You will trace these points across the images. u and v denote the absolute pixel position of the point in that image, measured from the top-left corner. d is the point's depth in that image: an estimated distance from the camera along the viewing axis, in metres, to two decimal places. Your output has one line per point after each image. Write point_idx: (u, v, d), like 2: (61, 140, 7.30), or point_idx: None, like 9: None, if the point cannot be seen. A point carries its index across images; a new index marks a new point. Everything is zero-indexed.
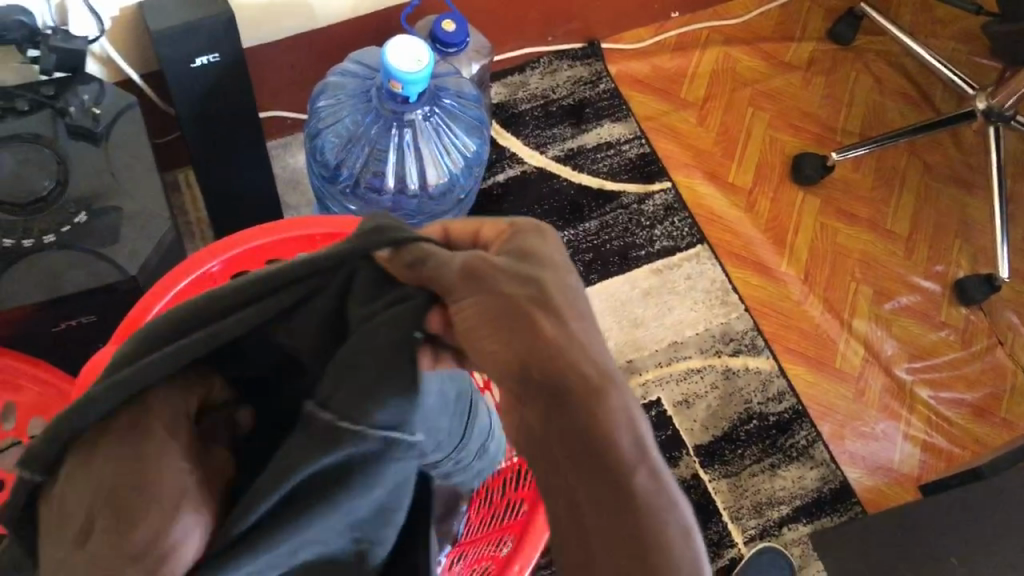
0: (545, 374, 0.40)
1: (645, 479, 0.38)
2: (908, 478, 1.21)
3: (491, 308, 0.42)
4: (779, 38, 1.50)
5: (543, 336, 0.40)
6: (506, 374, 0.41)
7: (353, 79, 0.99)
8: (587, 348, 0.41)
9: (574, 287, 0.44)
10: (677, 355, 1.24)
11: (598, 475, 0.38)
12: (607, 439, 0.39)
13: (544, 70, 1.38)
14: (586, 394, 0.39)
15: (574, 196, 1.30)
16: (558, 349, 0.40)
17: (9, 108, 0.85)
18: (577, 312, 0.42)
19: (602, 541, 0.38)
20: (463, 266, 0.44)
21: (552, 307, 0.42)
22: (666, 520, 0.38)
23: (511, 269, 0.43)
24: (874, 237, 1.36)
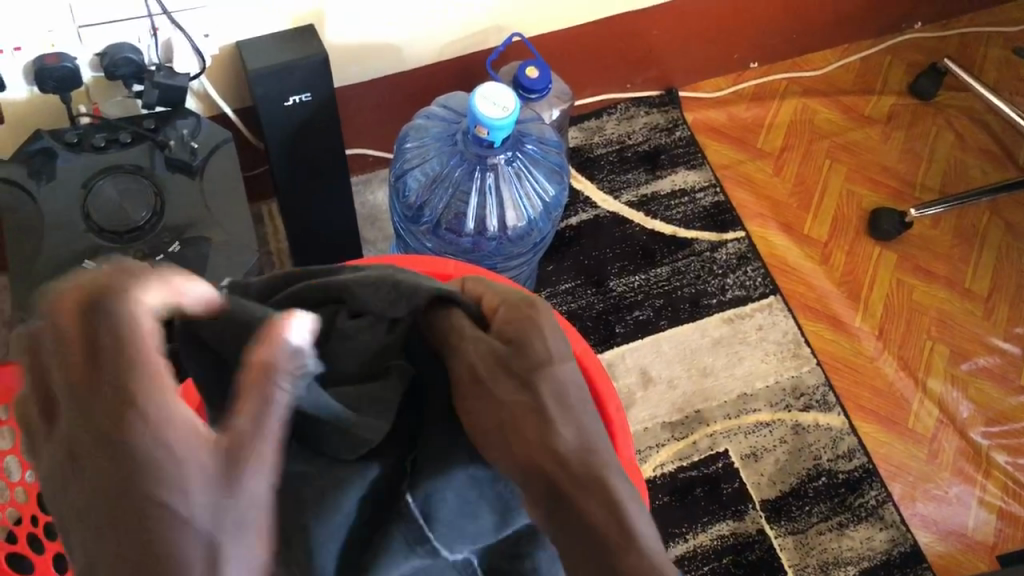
0: (538, 471, 0.53)
1: (632, 557, 0.49)
2: (982, 545, 1.18)
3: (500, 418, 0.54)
4: (859, 91, 1.49)
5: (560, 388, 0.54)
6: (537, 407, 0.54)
7: (439, 122, 1.02)
8: (577, 436, 0.53)
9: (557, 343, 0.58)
10: (746, 408, 1.22)
11: (588, 544, 0.50)
12: (596, 521, 0.50)
13: (621, 116, 1.39)
14: (576, 483, 0.51)
15: (646, 242, 1.31)
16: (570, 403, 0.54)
17: (113, 141, 0.89)
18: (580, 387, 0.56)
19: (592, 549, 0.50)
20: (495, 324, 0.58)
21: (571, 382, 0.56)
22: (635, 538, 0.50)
23: (512, 368, 0.55)
24: (951, 296, 1.33)
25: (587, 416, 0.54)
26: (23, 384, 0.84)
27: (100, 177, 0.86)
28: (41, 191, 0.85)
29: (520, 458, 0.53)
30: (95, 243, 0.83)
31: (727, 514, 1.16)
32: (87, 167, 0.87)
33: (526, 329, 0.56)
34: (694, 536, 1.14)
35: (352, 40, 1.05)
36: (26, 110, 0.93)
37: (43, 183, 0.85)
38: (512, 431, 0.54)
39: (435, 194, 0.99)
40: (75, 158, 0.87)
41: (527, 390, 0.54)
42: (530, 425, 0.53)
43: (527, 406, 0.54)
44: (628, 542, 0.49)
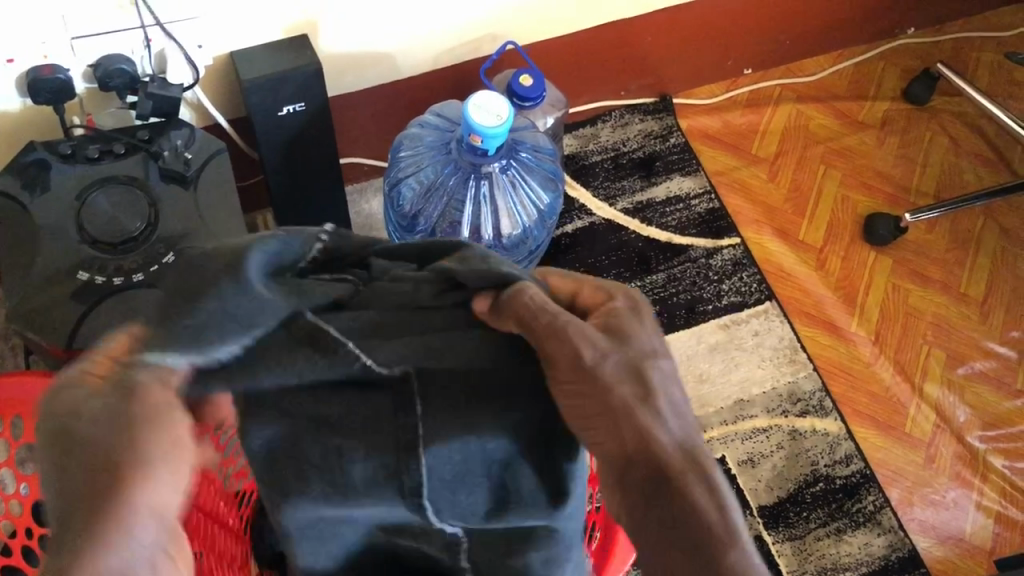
0: (641, 462, 0.49)
1: (729, 550, 0.48)
2: (981, 550, 1.18)
3: (601, 405, 0.50)
4: (852, 96, 1.49)
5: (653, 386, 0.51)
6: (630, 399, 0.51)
7: (433, 130, 1.02)
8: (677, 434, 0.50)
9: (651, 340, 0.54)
10: (742, 414, 1.22)
11: (687, 537, 0.48)
12: (696, 513, 0.48)
13: (616, 123, 1.39)
14: (682, 476, 0.49)
15: (641, 249, 1.31)
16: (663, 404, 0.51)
17: (107, 152, 0.89)
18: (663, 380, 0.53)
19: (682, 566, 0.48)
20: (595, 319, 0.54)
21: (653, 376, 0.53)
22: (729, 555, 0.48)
23: (620, 360, 0.51)
24: (947, 301, 1.34)
25: (684, 417, 0.52)
26: (18, 397, 0.84)
27: (94, 189, 0.86)
28: (35, 203, 0.85)
29: (619, 444, 0.50)
30: (89, 254, 0.83)
31: None
32: (80, 179, 0.87)
33: (626, 328, 0.53)
34: None
35: (347, 49, 1.05)
36: (20, 121, 0.93)
37: (36, 195, 0.85)
38: (612, 423, 0.50)
39: (430, 203, 0.99)
40: (69, 170, 0.87)
41: (635, 382, 0.51)
42: (642, 416, 0.50)
43: (631, 396, 0.50)
44: (724, 542, 0.48)
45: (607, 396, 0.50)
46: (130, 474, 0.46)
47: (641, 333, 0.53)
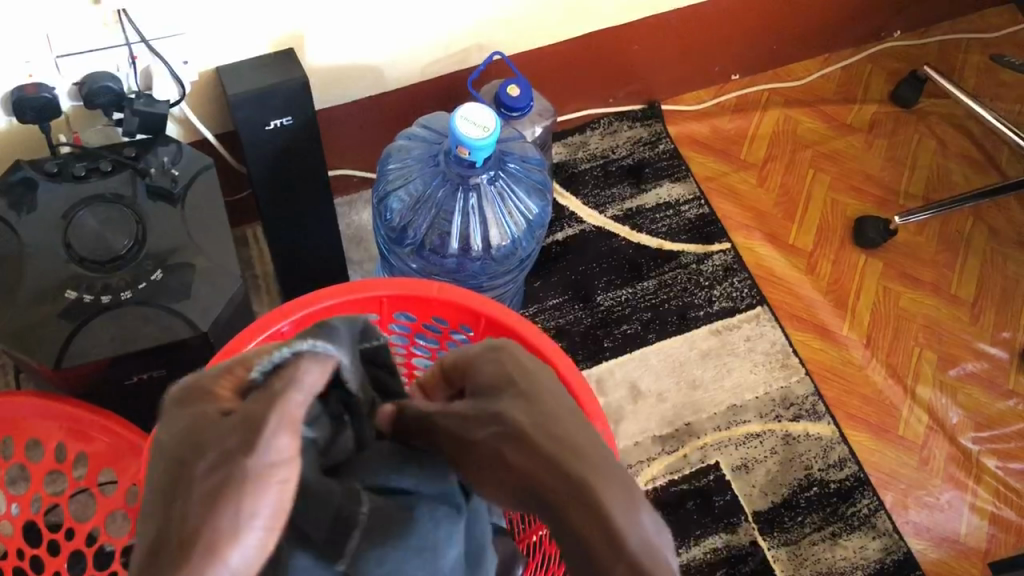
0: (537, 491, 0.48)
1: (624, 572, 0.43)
2: (975, 551, 1.18)
3: (491, 450, 0.51)
4: (840, 100, 1.50)
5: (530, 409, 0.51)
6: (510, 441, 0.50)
7: (421, 143, 1.02)
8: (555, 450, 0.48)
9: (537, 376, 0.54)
10: (736, 419, 1.22)
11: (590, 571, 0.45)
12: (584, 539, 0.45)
13: (604, 130, 1.39)
14: (562, 500, 0.46)
15: (632, 256, 1.31)
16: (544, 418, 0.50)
17: (93, 170, 0.88)
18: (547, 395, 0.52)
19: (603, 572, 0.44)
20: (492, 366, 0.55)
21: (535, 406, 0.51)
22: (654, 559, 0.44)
23: (496, 403, 0.52)
24: (938, 302, 1.34)
25: (572, 427, 0.50)
26: (7, 417, 0.84)
27: (82, 207, 0.86)
28: (22, 222, 0.85)
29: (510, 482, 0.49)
30: (77, 272, 0.83)
31: (720, 526, 1.16)
32: (68, 197, 0.87)
33: (504, 369, 0.54)
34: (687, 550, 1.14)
35: (333, 62, 1.05)
36: (6, 140, 0.93)
37: (23, 214, 0.85)
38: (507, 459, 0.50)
39: (419, 214, 0.99)
40: (56, 188, 0.87)
41: (506, 417, 0.51)
42: (514, 451, 0.49)
43: (513, 431, 0.50)
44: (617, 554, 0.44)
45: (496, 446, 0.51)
46: (241, 460, 0.37)
47: (519, 365, 0.55)
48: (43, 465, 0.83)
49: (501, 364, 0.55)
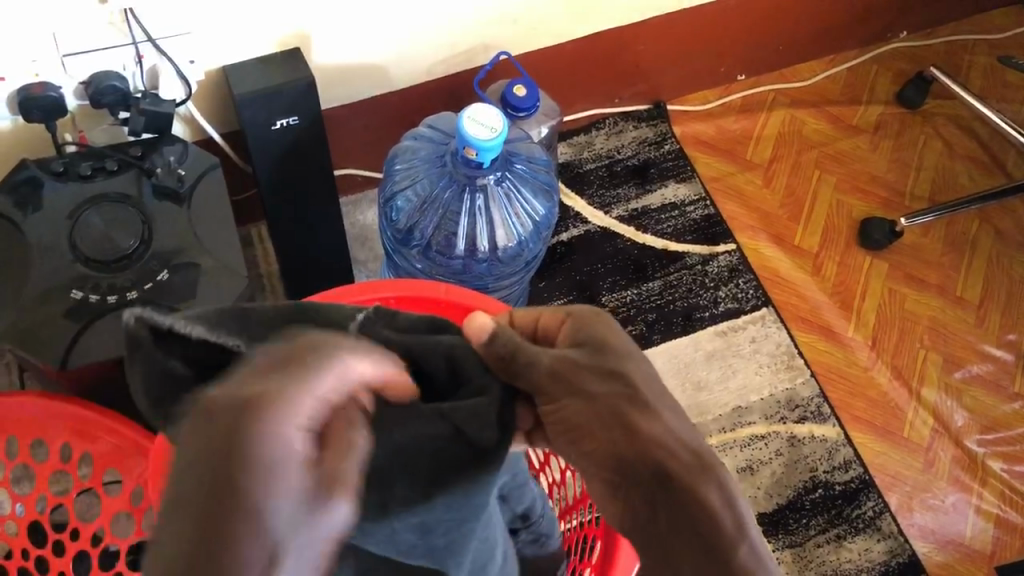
0: (638, 466, 0.50)
1: (748, 550, 0.48)
2: (981, 554, 1.18)
3: (594, 411, 0.53)
4: (846, 101, 1.49)
5: (638, 428, 0.51)
6: (605, 467, 0.52)
7: (428, 144, 1.02)
8: (673, 433, 0.52)
9: (642, 368, 0.56)
10: (740, 421, 1.22)
11: (704, 546, 0.47)
12: (716, 516, 0.48)
13: (609, 131, 1.39)
14: (688, 474, 0.49)
15: (637, 256, 1.30)
16: (650, 437, 0.51)
17: (99, 169, 0.88)
18: (660, 404, 0.54)
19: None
20: (550, 367, 0.55)
21: (644, 405, 0.53)
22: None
23: (604, 364, 0.55)
24: (943, 304, 1.34)
25: (677, 419, 0.53)
26: (12, 417, 0.84)
27: (88, 206, 0.86)
28: (27, 221, 0.84)
29: (606, 445, 0.51)
30: (83, 273, 0.82)
31: None
32: (73, 196, 0.86)
33: (599, 335, 0.58)
34: None
35: (339, 61, 1.04)
36: (12, 139, 0.92)
37: (29, 214, 0.85)
38: (610, 429, 0.52)
39: (425, 215, 0.99)
40: (61, 187, 0.87)
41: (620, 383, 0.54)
42: (640, 417, 0.52)
43: (634, 402, 0.53)
44: (747, 538, 0.48)
45: (612, 411, 0.52)
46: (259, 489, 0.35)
47: (609, 335, 0.58)
48: (48, 465, 0.83)
49: (587, 329, 0.59)
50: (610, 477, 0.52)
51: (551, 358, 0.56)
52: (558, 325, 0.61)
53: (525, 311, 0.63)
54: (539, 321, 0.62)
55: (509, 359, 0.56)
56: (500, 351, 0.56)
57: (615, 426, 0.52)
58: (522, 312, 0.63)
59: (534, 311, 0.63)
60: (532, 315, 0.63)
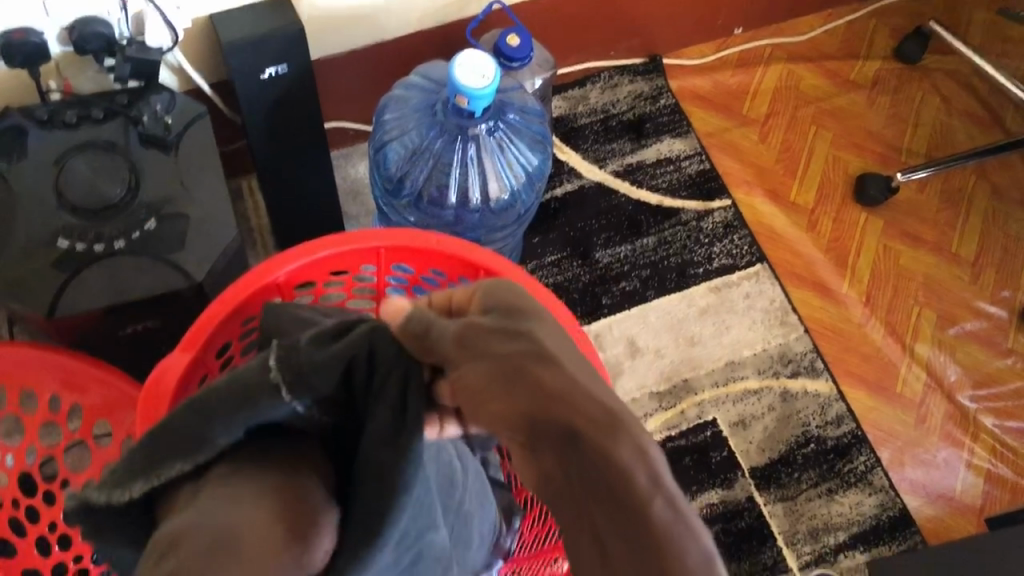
0: (545, 423, 0.43)
1: (663, 505, 0.39)
2: (971, 509, 1.18)
3: (497, 372, 0.46)
4: (844, 56, 1.48)
5: (543, 383, 0.44)
6: (517, 431, 0.45)
7: (419, 92, 1.00)
8: (581, 386, 0.45)
9: (555, 332, 0.50)
10: (733, 376, 1.22)
11: (617, 508, 0.40)
12: (627, 470, 0.40)
13: (604, 85, 1.37)
14: (595, 428, 0.42)
15: (632, 212, 1.29)
16: (558, 393, 0.44)
17: (85, 117, 0.87)
18: (572, 361, 0.47)
19: (620, 552, 0.39)
20: (455, 334, 0.50)
21: (549, 359, 0.46)
22: (687, 547, 0.38)
23: (513, 327, 0.49)
24: (939, 261, 1.33)
25: (593, 378, 0.46)
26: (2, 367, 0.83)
27: (73, 154, 0.84)
28: (13, 169, 0.83)
29: (513, 408, 0.45)
30: (69, 221, 0.81)
31: (717, 482, 1.16)
32: (58, 145, 0.85)
33: (515, 300, 0.52)
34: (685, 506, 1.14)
35: (328, 9, 1.03)
36: None
37: (15, 161, 0.84)
38: (514, 389, 0.45)
39: (416, 165, 0.97)
40: (46, 136, 0.85)
41: (523, 341, 0.47)
42: (546, 373, 0.45)
43: (539, 358, 0.46)
44: (664, 494, 0.40)
45: (513, 375, 0.45)
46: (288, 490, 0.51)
47: (524, 301, 0.53)
48: (37, 416, 0.83)
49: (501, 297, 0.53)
50: (526, 442, 0.45)
51: (456, 327, 0.50)
52: (468, 300, 0.55)
53: (442, 294, 0.58)
54: (452, 300, 0.56)
55: (422, 336, 0.52)
56: (415, 331, 0.53)
57: (518, 393, 0.45)
58: (440, 295, 0.58)
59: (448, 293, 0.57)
60: (447, 295, 0.57)
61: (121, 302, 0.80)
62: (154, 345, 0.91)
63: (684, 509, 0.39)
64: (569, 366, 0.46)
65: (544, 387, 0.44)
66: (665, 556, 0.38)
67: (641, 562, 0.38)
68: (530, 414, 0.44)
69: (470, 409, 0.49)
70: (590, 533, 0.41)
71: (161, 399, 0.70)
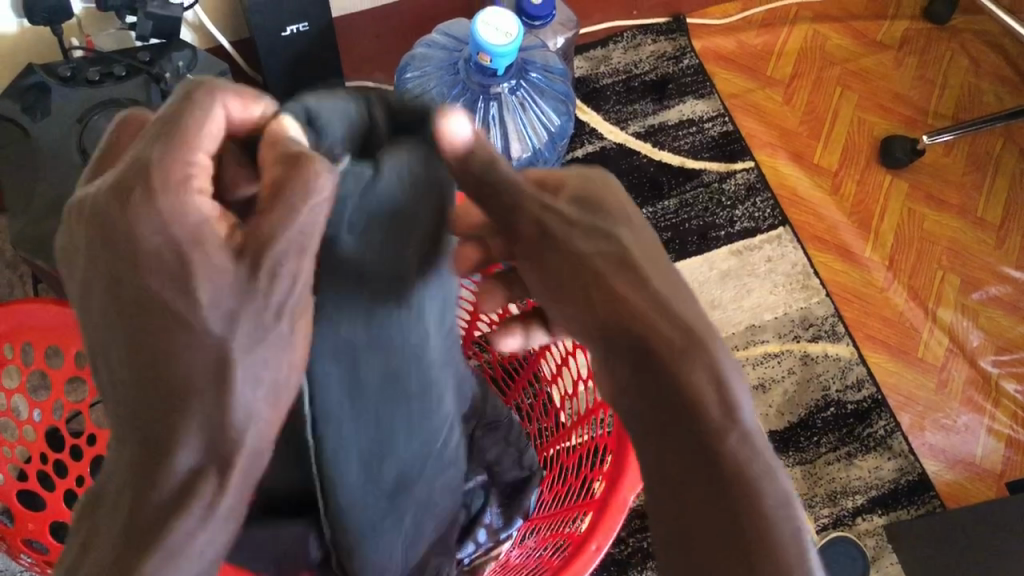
0: (618, 336, 0.50)
1: (735, 441, 0.48)
2: (991, 473, 1.18)
3: (571, 269, 0.51)
4: (872, 16, 1.45)
5: (622, 297, 0.50)
6: (594, 334, 0.51)
7: (441, 51, 1.00)
8: (666, 306, 0.50)
9: (641, 235, 0.52)
10: (754, 339, 1.22)
11: (693, 442, 0.49)
12: (701, 413, 0.48)
13: (627, 45, 1.36)
14: (674, 358, 0.49)
15: (653, 173, 1.28)
16: (637, 315, 0.49)
17: (107, 74, 0.87)
18: (655, 272, 0.51)
19: (690, 466, 0.49)
20: (537, 220, 0.51)
21: (633, 272, 0.50)
22: (752, 469, 0.48)
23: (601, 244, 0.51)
24: (964, 225, 1.32)
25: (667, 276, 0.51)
26: (25, 324, 0.84)
27: (97, 111, 0.84)
28: (37, 126, 0.83)
29: (592, 318, 0.50)
30: None
31: None
32: (81, 101, 0.85)
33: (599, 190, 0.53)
34: None
35: None
36: (18, 44, 0.91)
37: (38, 119, 0.84)
38: (592, 298, 0.50)
39: None
40: (70, 93, 0.85)
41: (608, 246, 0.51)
42: (626, 291, 0.50)
43: (624, 275, 0.50)
44: (735, 430, 0.49)
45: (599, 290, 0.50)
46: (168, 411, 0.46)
47: (613, 194, 0.53)
48: (63, 373, 0.83)
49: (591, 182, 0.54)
50: (600, 347, 0.51)
51: (537, 209, 0.51)
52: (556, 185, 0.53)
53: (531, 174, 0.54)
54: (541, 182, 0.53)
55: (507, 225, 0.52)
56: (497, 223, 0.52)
57: (597, 308, 0.50)
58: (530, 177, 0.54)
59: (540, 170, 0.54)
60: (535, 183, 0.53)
61: None
62: None
63: (750, 436, 0.49)
64: (660, 289, 0.50)
65: (629, 312, 0.49)
66: (728, 482, 0.48)
67: (706, 479, 0.48)
68: (609, 326, 0.50)
69: (542, 294, 0.53)
70: (658, 444, 0.50)
71: None
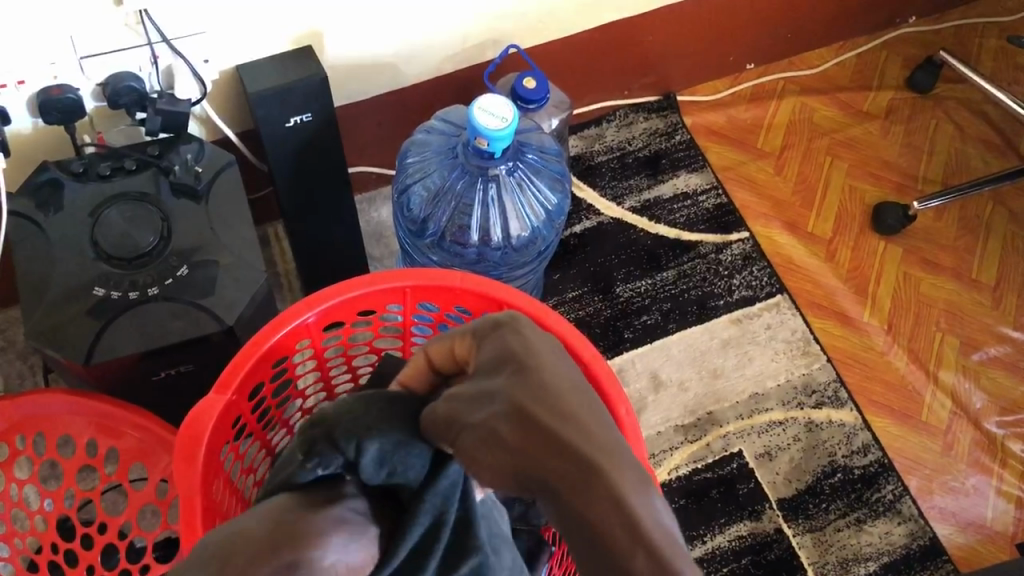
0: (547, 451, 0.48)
1: (644, 561, 0.41)
2: (1002, 535, 1.17)
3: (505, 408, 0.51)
4: (857, 87, 1.49)
5: (551, 422, 0.49)
6: (532, 445, 0.48)
7: (439, 136, 1.03)
8: (590, 431, 0.49)
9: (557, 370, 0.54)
10: (758, 407, 1.22)
11: (605, 565, 0.43)
12: (588, 510, 0.45)
13: (620, 123, 1.40)
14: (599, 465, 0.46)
15: (650, 247, 1.31)
16: (566, 428, 0.49)
17: (118, 169, 0.90)
18: (575, 406, 0.51)
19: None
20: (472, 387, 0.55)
21: (558, 406, 0.50)
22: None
23: (487, 383, 0.54)
24: (958, 288, 1.33)
25: (585, 408, 0.51)
26: (37, 414, 0.85)
27: (107, 205, 0.87)
28: (49, 221, 0.86)
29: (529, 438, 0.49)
30: (104, 270, 0.84)
31: (744, 514, 1.15)
32: (93, 196, 0.88)
33: (516, 343, 0.57)
34: (712, 538, 1.14)
35: (349, 60, 1.05)
36: (32, 143, 0.94)
37: (52, 214, 0.86)
38: (531, 428, 0.49)
39: (438, 208, 1.00)
40: (81, 187, 0.88)
41: (490, 405, 0.52)
42: (511, 432, 0.49)
43: (508, 418, 0.50)
44: (638, 541, 0.42)
45: (489, 426, 0.51)
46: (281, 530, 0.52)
47: (533, 353, 0.56)
48: (74, 461, 0.84)
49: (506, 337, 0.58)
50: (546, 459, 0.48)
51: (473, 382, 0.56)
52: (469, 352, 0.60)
53: (440, 346, 0.63)
54: (454, 351, 0.62)
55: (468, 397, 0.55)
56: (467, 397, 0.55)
57: (488, 447, 0.51)
58: (439, 348, 0.63)
59: (449, 343, 0.62)
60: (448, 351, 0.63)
61: (154, 348, 0.82)
62: (184, 391, 0.94)
63: (667, 556, 0.41)
64: (576, 411, 0.50)
65: (561, 419, 0.49)
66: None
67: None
68: (550, 440, 0.48)
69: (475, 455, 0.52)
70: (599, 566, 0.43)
71: (196, 444, 0.73)
